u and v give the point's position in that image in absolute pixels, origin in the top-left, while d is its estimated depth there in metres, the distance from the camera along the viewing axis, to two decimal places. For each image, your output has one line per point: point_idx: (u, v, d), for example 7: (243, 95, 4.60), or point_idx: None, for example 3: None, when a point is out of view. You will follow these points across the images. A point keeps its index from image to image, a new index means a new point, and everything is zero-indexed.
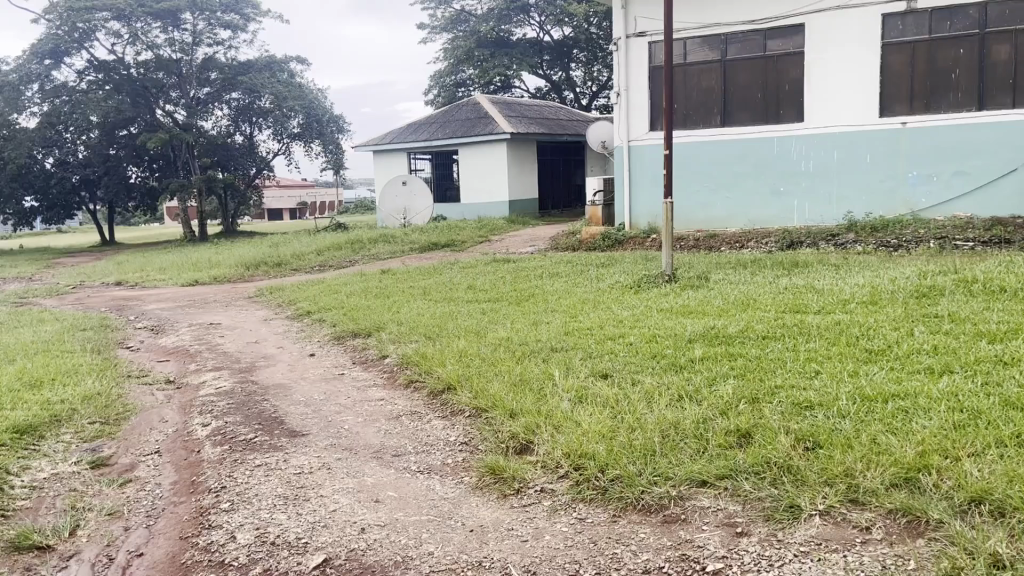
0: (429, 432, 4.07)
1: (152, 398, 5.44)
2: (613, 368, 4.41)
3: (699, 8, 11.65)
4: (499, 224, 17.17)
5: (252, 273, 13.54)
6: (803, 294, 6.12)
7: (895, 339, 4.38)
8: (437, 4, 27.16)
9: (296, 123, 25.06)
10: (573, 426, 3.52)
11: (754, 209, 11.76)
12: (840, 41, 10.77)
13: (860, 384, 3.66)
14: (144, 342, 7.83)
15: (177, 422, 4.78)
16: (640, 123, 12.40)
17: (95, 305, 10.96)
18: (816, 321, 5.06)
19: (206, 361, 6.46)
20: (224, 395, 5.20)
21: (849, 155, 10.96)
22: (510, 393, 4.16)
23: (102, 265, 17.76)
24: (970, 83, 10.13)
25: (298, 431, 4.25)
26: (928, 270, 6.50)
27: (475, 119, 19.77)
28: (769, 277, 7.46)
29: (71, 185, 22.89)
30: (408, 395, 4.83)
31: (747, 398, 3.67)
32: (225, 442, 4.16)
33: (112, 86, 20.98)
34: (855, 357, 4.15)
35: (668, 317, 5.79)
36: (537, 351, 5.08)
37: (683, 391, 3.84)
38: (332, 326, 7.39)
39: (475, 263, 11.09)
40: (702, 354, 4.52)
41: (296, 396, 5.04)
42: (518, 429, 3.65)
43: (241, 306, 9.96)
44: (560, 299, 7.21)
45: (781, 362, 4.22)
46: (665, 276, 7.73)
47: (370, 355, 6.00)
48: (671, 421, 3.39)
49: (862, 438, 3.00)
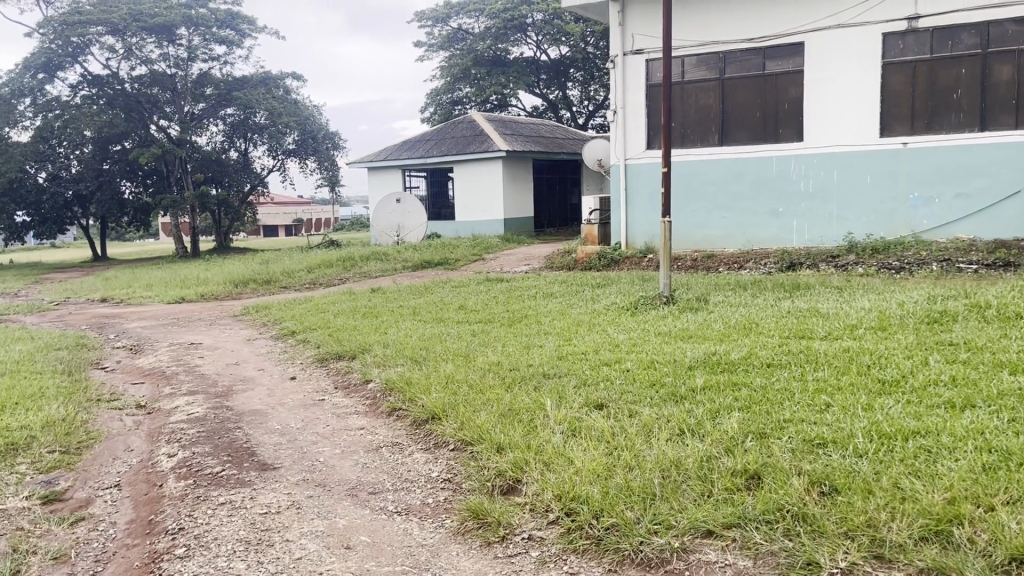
0: (410, 467, 3.77)
1: (119, 425, 5.13)
2: (609, 398, 4.12)
3: (696, 26, 11.48)
4: (494, 242, 16.91)
5: (239, 290, 13.24)
6: (808, 318, 5.84)
7: (909, 369, 4.11)
8: (434, 22, 27.02)
9: (290, 140, 24.85)
10: (566, 464, 3.23)
11: (752, 230, 11.50)
12: (840, 60, 10.60)
13: (875, 419, 3.37)
14: (120, 363, 7.52)
15: (143, 451, 4.49)
16: (636, 141, 12.19)
17: (76, 323, 10.63)
18: (824, 348, 4.78)
19: (181, 383, 6.16)
20: (195, 421, 4.90)
21: (849, 175, 10.74)
22: (498, 425, 3.87)
23: (90, 281, 17.41)
24: (972, 103, 9.93)
25: (269, 464, 3.95)
26: (938, 294, 6.23)
27: (470, 137, 19.57)
28: (770, 300, 7.20)
29: (63, 200, 22.63)
30: (389, 424, 4.54)
31: (754, 433, 3.39)
32: (190, 476, 3.86)
33: (105, 102, 20.59)
34: (868, 388, 3.87)
35: (667, 342, 5.50)
36: (528, 377, 4.79)
37: (684, 424, 3.56)
38: (317, 347, 7.09)
39: (467, 282, 10.80)
40: (704, 383, 4.23)
41: (271, 424, 4.75)
42: (506, 466, 3.36)
43: (225, 324, 9.66)
44: (554, 320, 6.92)
45: (788, 393, 3.94)
46: (664, 298, 7.44)
47: (353, 380, 5.70)
48: (671, 460, 3.10)
49: (883, 481, 2.72)
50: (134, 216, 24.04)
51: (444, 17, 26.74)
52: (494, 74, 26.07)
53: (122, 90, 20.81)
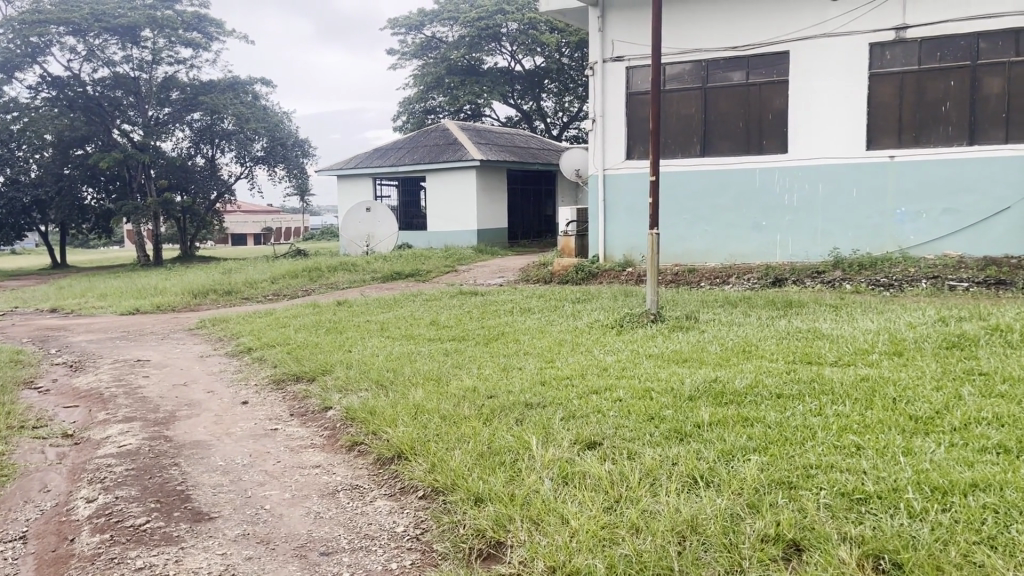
0: (370, 519, 3.19)
1: (39, 459, 4.49)
2: (603, 435, 3.57)
3: (678, 33, 11.07)
4: (467, 253, 16.35)
5: (198, 301, 12.51)
6: (813, 341, 5.34)
7: (943, 404, 3.60)
8: (407, 30, 26.52)
9: (258, 147, 24.15)
10: (559, 523, 2.73)
11: (735, 244, 11.06)
12: (826, 71, 10.23)
13: (922, 467, 2.87)
14: (56, 382, 6.82)
15: (60, 493, 3.85)
16: (615, 150, 11.71)
17: (18, 336, 9.85)
18: (838, 375, 4.29)
19: (118, 408, 5.48)
20: (125, 456, 4.26)
21: (835, 189, 10.34)
22: (476, 469, 3.31)
23: (42, 290, 16.53)
24: (961, 116, 9.61)
25: (204, 514, 3.34)
26: (948, 315, 5.78)
27: (443, 146, 19.02)
28: (763, 318, 6.75)
29: (22, 206, 21.67)
30: (349, 462, 3.95)
31: (778, 482, 2.87)
32: (107, 529, 3.23)
33: (65, 104, 19.81)
34: (901, 427, 3.36)
35: (660, 366, 4.97)
36: (508, 407, 4.23)
37: (694, 468, 3.03)
38: (274, 368, 6.46)
39: (439, 295, 10.22)
40: (711, 417, 3.70)
41: (213, 460, 4.13)
42: (484, 523, 2.84)
43: (178, 339, 9.00)
44: (534, 339, 6.36)
45: (809, 431, 3.42)
46: (651, 315, 6.91)
47: (310, 407, 5.09)
48: (684, 518, 2.61)
49: (952, 553, 2.24)
50: (96, 222, 23.12)
51: (418, 25, 26.26)
52: (468, 83, 25.60)
53: (82, 92, 19.89)
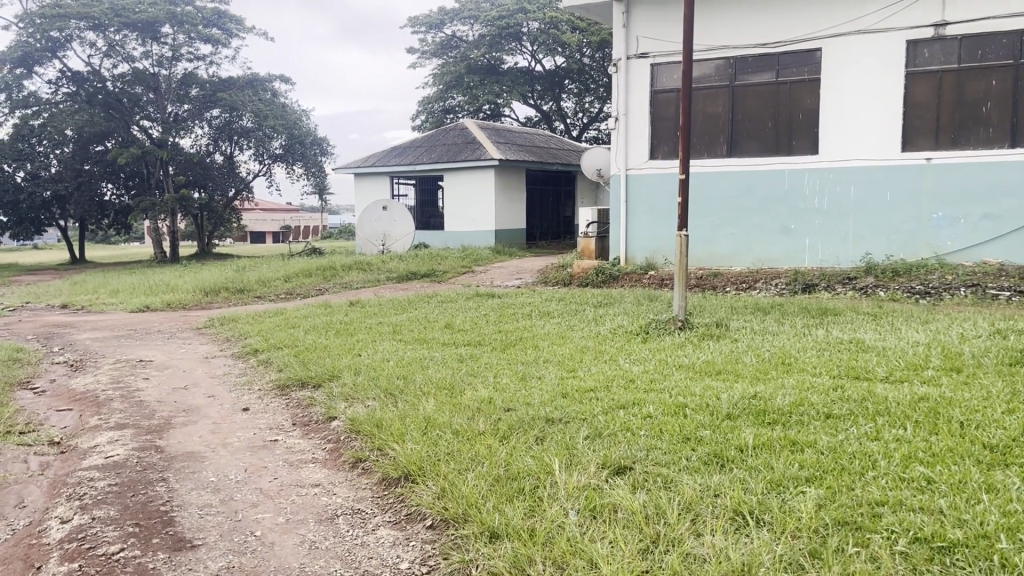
0: (371, 552, 2.82)
1: (21, 468, 4.16)
2: (634, 458, 3.19)
3: (705, 29, 10.63)
4: (484, 254, 15.98)
5: (209, 300, 12.20)
6: (859, 354, 4.91)
7: (1018, 430, 3.19)
8: (427, 28, 26.23)
9: (277, 144, 23.86)
10: (588, 568, 2.37)
11: (762, 248, 10.60)
12: (860, 68, 9.76)
13: (1009, 508, 2.46)
14: (53, 383, 6.52)
15: (36, 511, 3.51)
16: (639, 149, 11.31)
17: (23, 333, 9.57)
18: (892, 394, 3.87)
19: (111, 413, 5.15)
20: (110, 469, 3.91)
21: (869, 192, 9.88)
22: (491, 497, 2.94)
23: (56, 285, 16.33)
24: (1003, 117, 9.14)
25: (186, 540, 3.00)
26: (1001, 327, 5.35)
27: (462, 145, 18.66)
28: (798, 327, 6.35)
29: (41, 201, 21.49)
30: (352, 481, 3.59)
31: (840, 523, 2.48)
32: (77, 557, 2.88)
33: (84, 99, 19.49)
34: (976, 457, 2.95)
35: (691, 379, 4.56)
36: (525, 423, 3.84)
37: (741, 503, 2.64)
38: (279, 372, 6.11)
39: (455, 297, 9.83)
40: (755, 440, 3.30)
41: (203, 476, 3.78)
42: (500, 564, 2.49)
43: (185, 338, 8.71)
44: (554, 345, 5.98)
45: (871, 459, 3.01)
46: (678, 321, 6.48)
47: (314, 417, 4.73)
48: (734, 567, 2.25)
49: None
50: (114, 219, 22.93)
51: (438, 23, 25.94)
52: (487, 83, 25.29)
53: (102, 88, 19.59)
